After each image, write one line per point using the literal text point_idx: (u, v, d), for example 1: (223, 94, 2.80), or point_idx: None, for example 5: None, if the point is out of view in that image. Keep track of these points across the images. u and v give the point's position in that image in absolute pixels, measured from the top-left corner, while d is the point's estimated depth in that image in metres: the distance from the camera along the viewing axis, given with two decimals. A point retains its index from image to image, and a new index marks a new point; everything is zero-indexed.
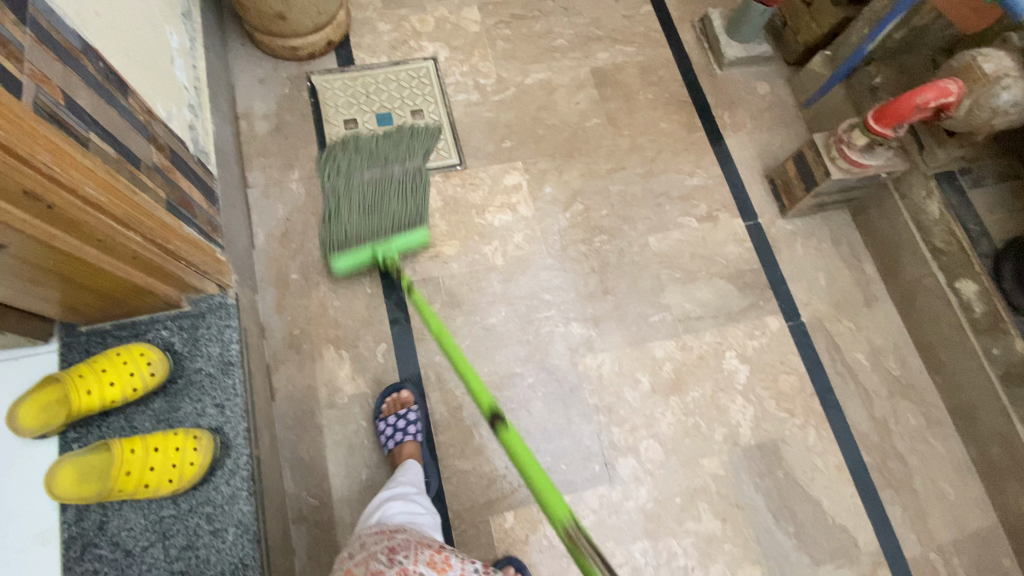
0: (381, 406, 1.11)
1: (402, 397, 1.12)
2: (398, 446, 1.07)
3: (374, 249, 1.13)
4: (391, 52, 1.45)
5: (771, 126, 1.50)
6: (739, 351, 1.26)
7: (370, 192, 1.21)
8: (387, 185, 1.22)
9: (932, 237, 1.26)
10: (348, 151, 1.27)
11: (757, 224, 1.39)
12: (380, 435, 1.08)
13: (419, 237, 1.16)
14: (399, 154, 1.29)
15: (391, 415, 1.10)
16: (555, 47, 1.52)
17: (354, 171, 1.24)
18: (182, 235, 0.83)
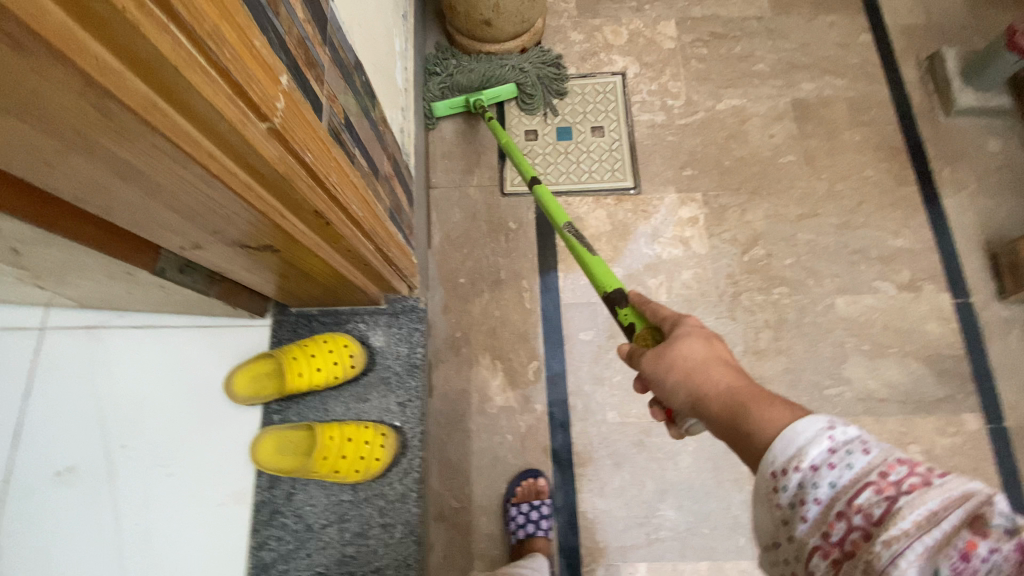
0: (515, 488, 1.09)
1: (536, 485, 1.09)
2: (527, 536, 1.04)
3: (467, 97, 1.30)
4: (580, 63, 1.42)
5: (1002, 189, 1.29)
6: (925, 446, 1.11)
7: (481, 71, 1.33)
8: (498, 71, 1.32)
9: None
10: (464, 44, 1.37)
11: (968, 303, 1.21)
12: (510, 521, 1.06)
13: (507, 91, 1.34)
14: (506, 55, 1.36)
15: (524, 501, 1.07)
16: (755, 72, 1.40)
17: (465, 62, 1.35)
18: (397, 243, 0.86)
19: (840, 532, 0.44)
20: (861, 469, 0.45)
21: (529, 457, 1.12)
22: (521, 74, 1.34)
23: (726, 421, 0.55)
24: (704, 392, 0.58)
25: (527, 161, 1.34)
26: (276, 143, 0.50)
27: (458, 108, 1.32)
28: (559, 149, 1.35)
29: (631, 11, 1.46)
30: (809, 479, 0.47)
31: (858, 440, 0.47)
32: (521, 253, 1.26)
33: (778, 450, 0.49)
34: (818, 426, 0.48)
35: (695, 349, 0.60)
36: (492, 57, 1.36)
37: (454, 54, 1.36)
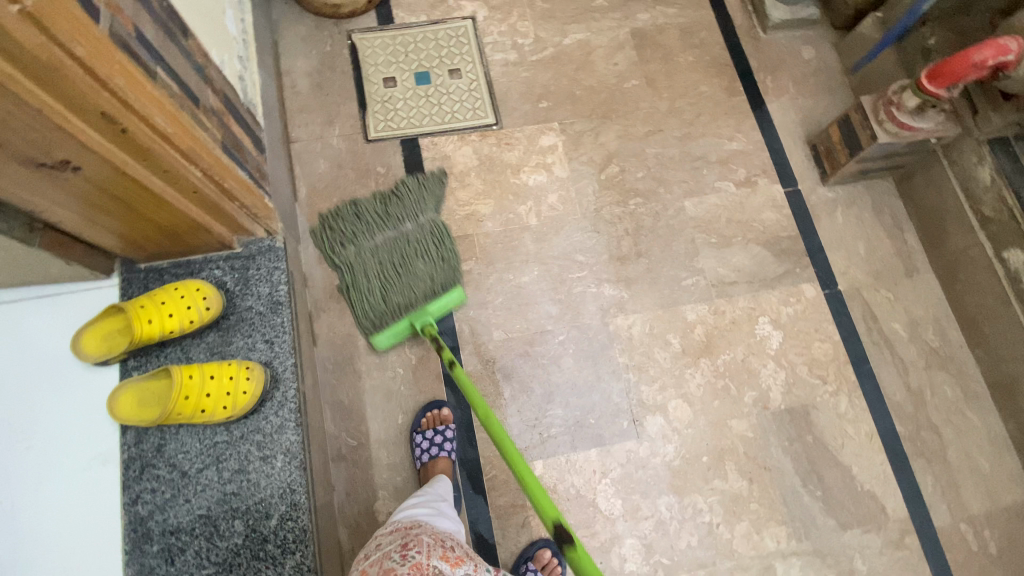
0: (420, 419, 1.11)
1: (441, 414, 1.12)
2: (432, 460, 1.06)
3: (411, 320, 1.09)
4: (430, 10, 1.45)
5: (816, 91, 1.47)
6: (773, 317, 1.25)
7: (391, 244, 1.19)
8: (407, 242, 1.19)
9: (982, 205, 1.21)
10: (356, 222, 1.22)
11: (796, 191, 1.37)
12: (415, 448, 1.08)
13: (455, 299, 1.13)
14: (414, 210, 1.24)
15: (429, 429, 1.10)
16: (595, 7, 1.50)
17: (366, 239, 1.19)
18: (236, 177, 0.86)
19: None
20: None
21: (422, 385, 1.15)
22: (429, 233, 1.22)
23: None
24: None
25: (389, 108, 1.35)
26: (33, 29, 0.51)
27: (403, 334, 1.11)
28: (419, 94, 1.37)
29: None
30: None
31: None
32: None
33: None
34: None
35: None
36: (393, 228, 1.21)
37: (352, 241, 1.19)
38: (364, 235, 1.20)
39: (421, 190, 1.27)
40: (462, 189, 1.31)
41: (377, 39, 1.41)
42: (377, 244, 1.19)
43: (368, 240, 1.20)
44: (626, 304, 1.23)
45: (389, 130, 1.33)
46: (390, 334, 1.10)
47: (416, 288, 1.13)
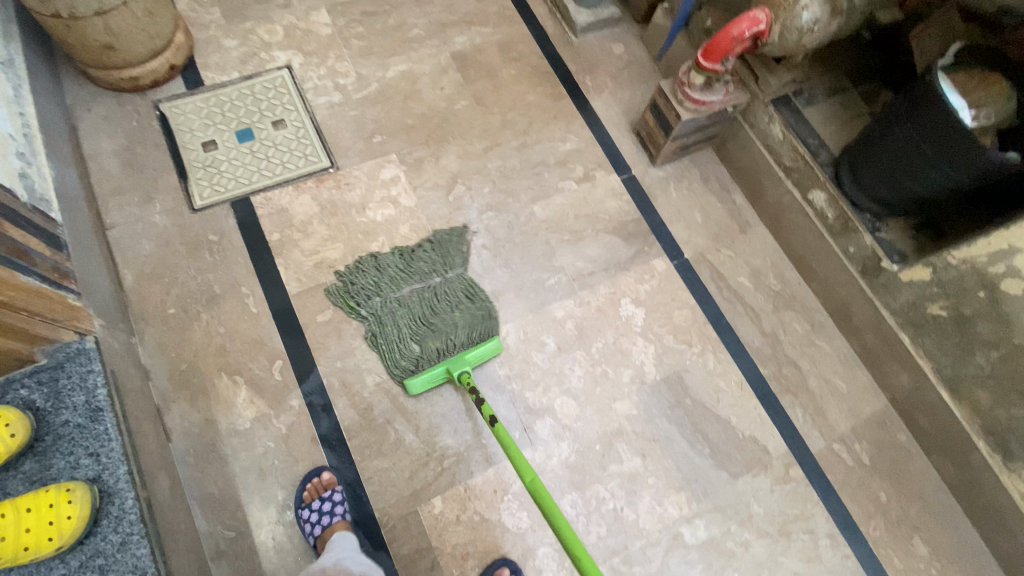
0: (302, 492, 1.05)
1: (323, 480, 1.06)
2: (326, 530, 1.01)
3: (448, 366, 1.13)
4: (241, 66, 1.41)
5: (631, 81, 1.58)
6: (633, 296, 1.32)
7: (419, 294, 1.24)
8: (435, 301, 1.23)
9: (781, 157, 1.33)
10: (377, 275, 1.24)
11: (631, 175, 1.46)
12: (304, 523, 1.02)
13: (491, 347, 1.18)
14: (441, 264, 1.28)
15: (314, 499, 1.04)
16: (412, 37, 1.53)
17: (394, 289, 1.23)
18: (15, 286, 0.80)
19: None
20: None
21: (297, 453, 1.09)
22: (457, 286, 1.26)
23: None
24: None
25: (213, 172, 1.29)
26: None
27: (438, 380, 1.15)
28: (243, 152, 1.32)
29: (280, 8, 1.50)
30: None
31: None
32: (232, 262, 1.21)
33: None
34: None
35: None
36: (420, 280, 1.25)
37: (377, 292, 1.22)
38: (387, 289, 1.23)
39: (442, 246, 1.30)
40: (307, 239, 1.27)
41: (194, 102, 1.36)
42: (410, 295, 1.23)
43: (395, 290, 1.23)
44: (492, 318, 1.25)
45: (217, 195, 1.27)
46: (426, 380, 1.13)
47: (454, 342, 1.18)
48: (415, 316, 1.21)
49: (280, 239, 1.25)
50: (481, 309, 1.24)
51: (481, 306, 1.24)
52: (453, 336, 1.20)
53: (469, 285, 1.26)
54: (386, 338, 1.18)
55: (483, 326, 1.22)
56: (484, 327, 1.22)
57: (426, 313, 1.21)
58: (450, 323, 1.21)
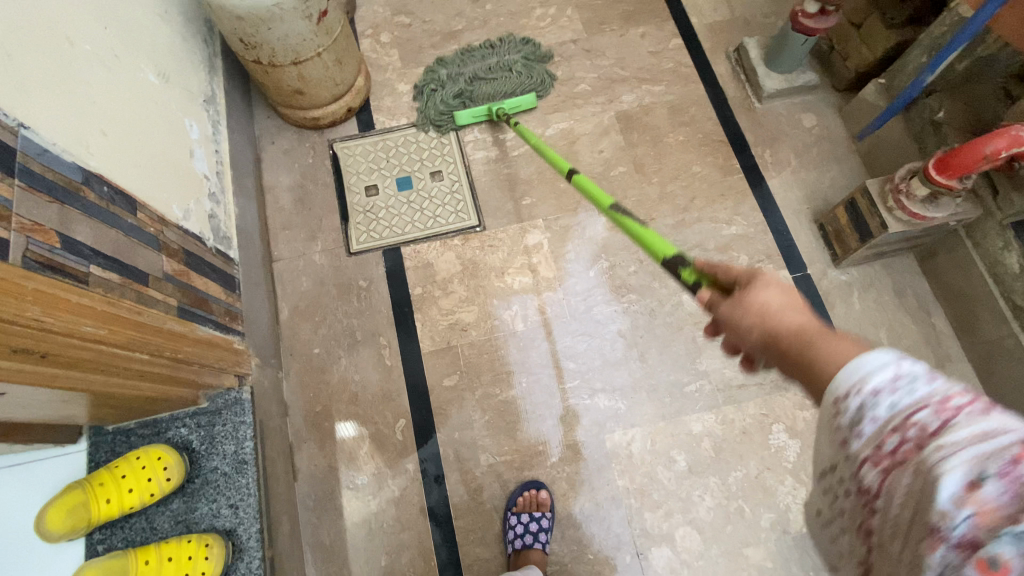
0: (516, 498, 1.08)
1: (539, 496, 1.08)
2: (525, 548, 1.03)
3: (490, 106, 1.39)
4: (410, 111, 1.45)
5: (820, 161, 1.37)
6: (788, 423, 1.14)
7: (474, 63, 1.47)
8: (485, 67, 1.46)
9: (1013, 293, 1.09)
10: (443, 58, 1.48)
11: (806, 275, 1.26)
12: (509, 529, 1.05)
13: (527, 100, 1.42)
14: (505, 54, 1.48)
15: (525, 511, 1.06)
16: (577, 93, 1.47)
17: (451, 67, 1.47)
18: (192, 340, 0.86)
19: (892, 443, 0.39)
20: (924, 394, 0.39)
21: (405, 521, 1.09)
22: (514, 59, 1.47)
23: (793, 353, 0.93)
24: (776, 330, 0.95)
25: (371, 218, 1.33)
26: None
27: (481, 117, 1.41)
28: (401, 200, 1.35)
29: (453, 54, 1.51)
30: (871, 400, 0.41)
31: (909, 369, 0.41)
32: (374, 311, 1.24)
33: (843, 370, 0.44)
34: (884, 359, 0.42)
35: (772, 293, 1.00)
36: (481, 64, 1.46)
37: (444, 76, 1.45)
38: (449, 63, 1.48)
39: (502, 45, 1.49)
40: (445, 297, 1.26)
41: (365, 146, 1.41)
42: (466, 68, 1.46)
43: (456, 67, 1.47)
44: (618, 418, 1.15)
45: (371, 241, 1.30)
46: (472, 113, 1.39)
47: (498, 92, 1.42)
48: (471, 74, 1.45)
49: (421, 293, 1.26)
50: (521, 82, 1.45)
51: (515, 72, 1.45)
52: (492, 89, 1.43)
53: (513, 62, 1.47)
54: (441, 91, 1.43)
55: (524, 82, 1.44)
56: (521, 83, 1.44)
57: (475, 76, 1.45)
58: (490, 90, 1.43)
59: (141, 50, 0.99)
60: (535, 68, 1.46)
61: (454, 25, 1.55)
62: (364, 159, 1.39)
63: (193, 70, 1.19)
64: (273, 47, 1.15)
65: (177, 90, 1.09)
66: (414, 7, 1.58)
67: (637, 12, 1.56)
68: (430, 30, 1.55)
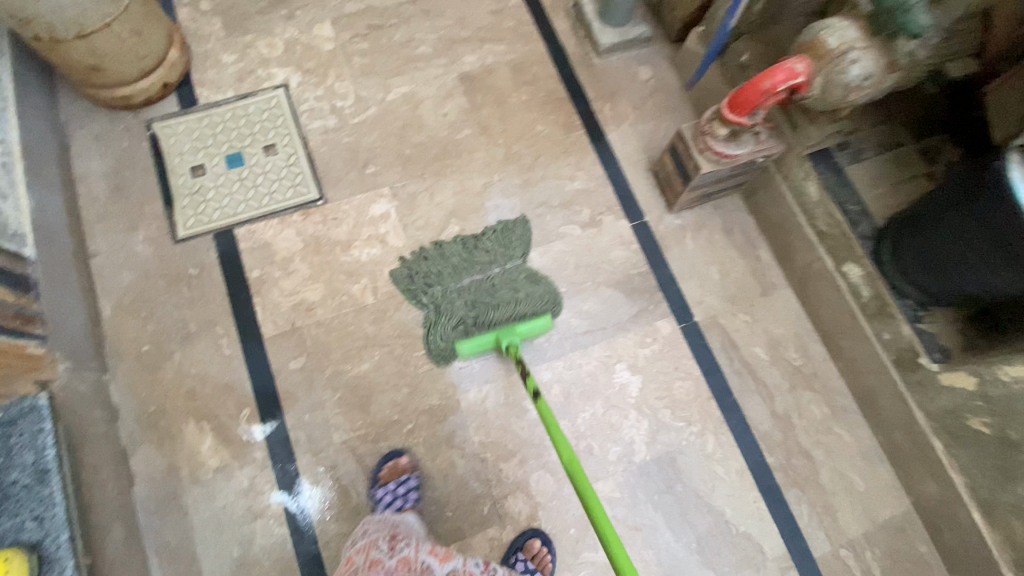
0: (379, 472, 1.08)
1: (400, 464, 1.09)
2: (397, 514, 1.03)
3: (497, 335, 1.13)
4: (236, 83, 1.35)
5: (656, 112, 1.42)
6: (630, 362, 1.20)
7: (479, 283, 1.24)
8: (494, 284, 1.24)
9: (816, 219, 1.17)
10: (437, 262, 1.24)
11: (643, 223, 1.32)
12: (376, 502, 1.04)
13: (544, 324, 1.16)
14: (501, 254, 1.27)
15: (389, 481, 1.06)
16: (418, 55, 1.42)
17: (454, 281, 1.24)
18: None
19: None
20: None
21: (256, 509, 1.06)
22: (516, 277, 1.25)
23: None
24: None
25: (199, 200, 1.24)
26: None
27: (487, 347, 1.13)
28: (232, 179, 1.27)
29: (282, 20, 1.42)
30: None
31: None
32: (207, 299, 1.17)
33: None
34: None
35: None
36: (481, 270, 1.26)
37: (438, 280, 1.23)
38: (447, 256, 1.25)
39: (506, 233, 1.28)
40: (287, 277, 1.21)
41: (186, 123, 1.31)
42: (467, 280, 1.24)
43: (456, 278, 1.24)
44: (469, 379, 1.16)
45: (201, 224, 1.22)
46: (477, 344, 1.12)
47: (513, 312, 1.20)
48: (476, 297, 1.22)
49: (260, 276, 1.20)
50: (539, 292, 1.24)
51: (526, 289, 1.24)
52: (506, 313, 1.21)
53: (520, 275, 1.26)
54: (448, 317, 1.19)
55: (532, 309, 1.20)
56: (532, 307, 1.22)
57: (479, 300, 1.22)
58: (501, 318, 1.19)
59: None
60: (535, 291, 1.23)
61: None
62: (187, 137, 1.29)
63: None
64: (49, 20, 1.03)
65: None
66: None
67: None
68: None
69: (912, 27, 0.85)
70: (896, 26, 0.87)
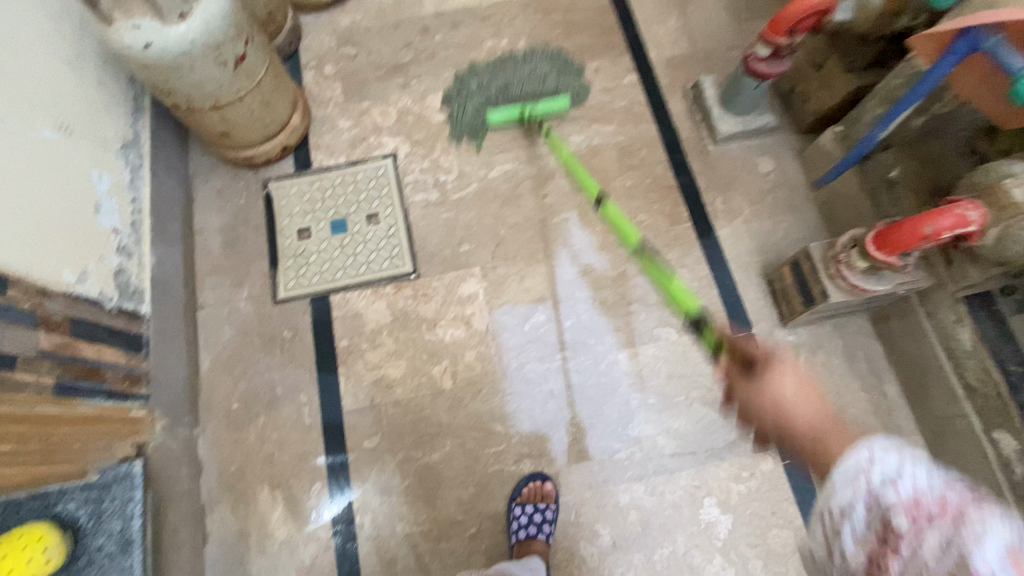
0: (520, 488, 1.09)
1: (543, 488, 1.08)
2: (529, 540, 1.03)
3: (522, 107, 1.34)
4: (348, 149, 1.40)
5: (774, 211, 1.30)
6: (720, 497, 1.08)
7: (504, 78, 1.44)
8: (519, 73, 1.44)
9: (965, 372, 0.99)
10: (472, 78, 1.45)
11: (750, 335, 1.19)
12: (512, 520, 1.05)
13: (559, 104, 1.35)
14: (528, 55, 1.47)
15: (529, 502, 1.07)
16: (525, 131, 1.40)
17: (481, 72, 1.45)
18: (74, 418, 0.87)
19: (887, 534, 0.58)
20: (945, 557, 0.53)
21: None
22: (541, 60, 1.46)
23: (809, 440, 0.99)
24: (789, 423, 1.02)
25: (301, 263, 1.28)
26: None
27: (513, 120, 1.36)
28: (333, 245, 1.30)
29: (398, 88, 1.46)
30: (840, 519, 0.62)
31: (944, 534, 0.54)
32: (296, 364, 1.20)
33: (838, 491, 0.62)
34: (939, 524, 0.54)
35: None
36: (506, 59, 1.46)
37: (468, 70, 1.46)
38: (480, 73, 1.46)
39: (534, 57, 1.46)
40: (372, 350, 1.21)
41: (297, 186, 1.36)
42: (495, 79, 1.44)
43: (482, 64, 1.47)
44: (549, 480, 1.09)
45: (299, 288, 1.26)
46: (504, 114, 1.35)
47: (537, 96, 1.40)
48: (503, 93, 1.42)
49: (347, 346, 1.21)
50: (568, 82, 1.44)
51: (555, 77, 1.43)
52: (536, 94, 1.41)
53: (553, 66, 1.45)
54: (475, 106, 1.40)
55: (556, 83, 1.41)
56: (558, 86, 1.42)
57: (510, 83, 1.43)
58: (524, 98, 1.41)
59: (41, 103, 0.95)
60: (566, 77, 1.44)
61: (401, 57, 1.49)
62: (297, 199, 1.35)
63: (108, 111, 1.13)
64: (189, 93, 1.10)
65: (85, 140, 1.05)
66: (362, 37, 1.52)
67: (592, 45, 1.49)
68: (376, 62, 1.49)
69: None
70: None
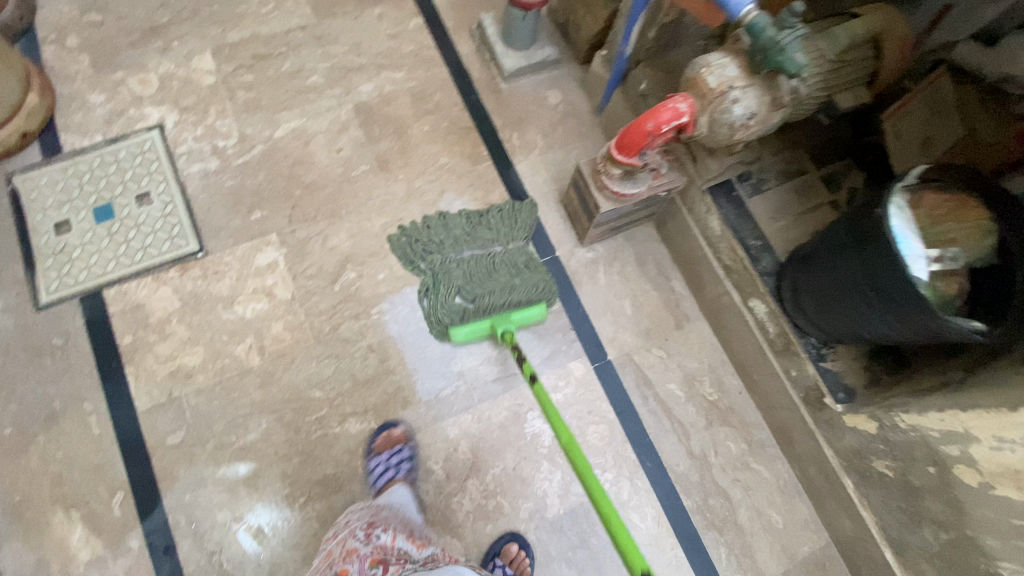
0: (373, 441, 1.08)
1: (394, 434, 1.09)
2: (388, 483, 1.03)
3: (493, 323, 1.13)
4: (105, 126, 1.23)
5: (565, 139, 1.36)
6: (541, 409, 1.15)
7: (476, 259, 1.22)
8: (491, 269, 1.21)
9: (721, 253, 1.12)
10: (439, 232, 1.23)
11: (553, 258, 1.26)
12: (370, 471, 1.04)
13: (537, 314, 1.14)
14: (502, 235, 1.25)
15: (384, 450, 1.06)
16: (310, 86, 1.32)
17: (453, 251, 1.22)
18: None
19: None
20: None
21: None
22: (517, 254, 1.24)
23: None
24: None
25: (63, 261, 1.13)
26: None
27: (484, 335, 1.13)
28: (101, 234, 1.15)
29: (156, 53, 1.30)
30: None
31: None
32: (73, 372, 1.07)
33: None
34: None
35: None
36: (480, 246, 1.24)
37: (436, 250, 1.22)
38: (453, 241, 1.23)
39: (508, 213, 1.27)
40: (162, 341, 1.10)
41: (46, 174, 1.18)
42: (466, 255, 1.22)
43: (454, 251, 1.23)
44: (399, 424, 1.10)
45: (63, 288, 1.11)
46: (473, 328, 1.12)
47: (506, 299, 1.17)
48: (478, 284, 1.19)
49: (132, 341, 1.10)
50: (344, 22, 1.39)
51: (531, 274, 1.21)
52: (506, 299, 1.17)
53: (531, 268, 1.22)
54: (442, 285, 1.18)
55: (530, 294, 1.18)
56: (535, 293, 1.18)
57: (484, 271, 1.20)
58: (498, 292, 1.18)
59: None
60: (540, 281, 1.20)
61: (156, 18, 1.33)
62: (48, 190, 1.17)
63: None
64: None
65: None
66: None
67: None
68: (125, 26, 1.32)
69: (787, 66, 0.79)
70: (768, 63, 0.80)
